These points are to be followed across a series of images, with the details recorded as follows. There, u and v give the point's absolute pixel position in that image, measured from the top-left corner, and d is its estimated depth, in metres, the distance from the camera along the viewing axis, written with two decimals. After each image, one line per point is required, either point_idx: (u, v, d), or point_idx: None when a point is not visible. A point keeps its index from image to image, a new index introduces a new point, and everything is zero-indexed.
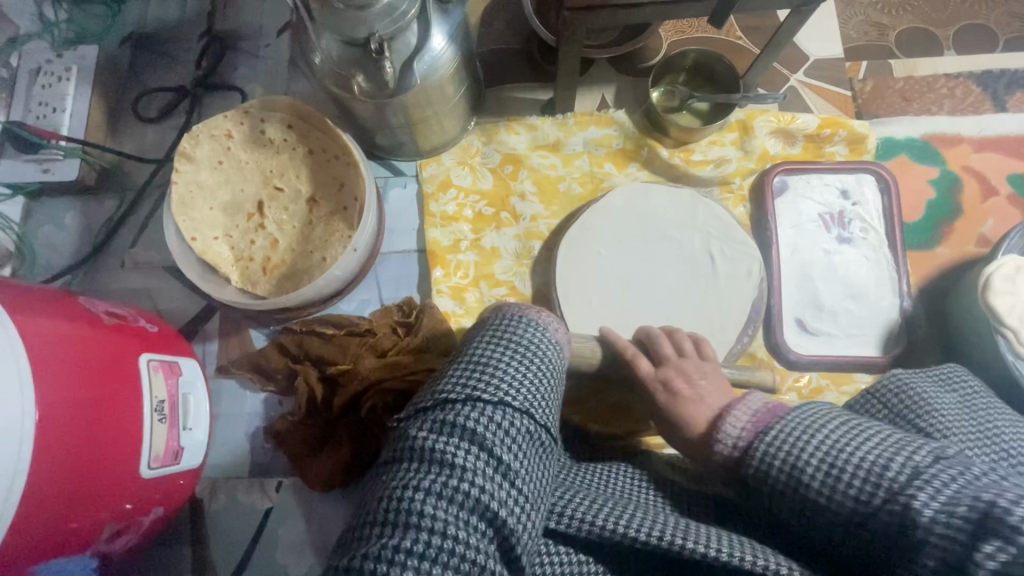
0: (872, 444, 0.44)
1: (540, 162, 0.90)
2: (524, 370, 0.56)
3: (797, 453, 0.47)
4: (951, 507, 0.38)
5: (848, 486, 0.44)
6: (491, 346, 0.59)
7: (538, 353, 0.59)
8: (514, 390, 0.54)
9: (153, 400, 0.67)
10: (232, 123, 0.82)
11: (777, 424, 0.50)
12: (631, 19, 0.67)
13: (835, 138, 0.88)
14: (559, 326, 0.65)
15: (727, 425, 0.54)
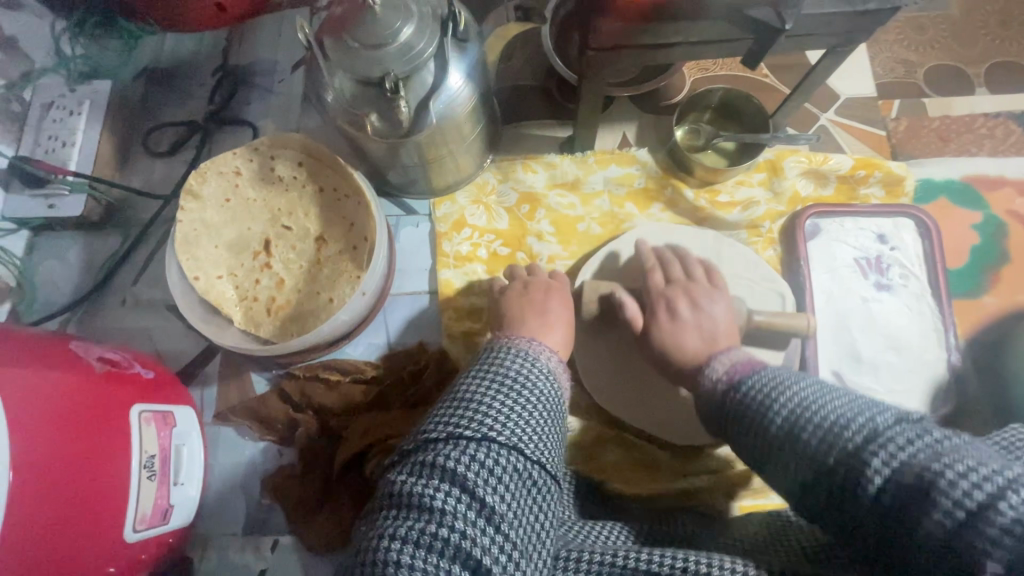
0: (843, 402, 0.45)
1: (559, 201, 0.86)
2: (508, 400, 0.51)
3: (782, 394, 0.49)
4: (899, 470, 0.39)
5: (808, 429, 0.45)
6: (479, 380, 0.54)
7: (527, 384, 0.54)
8: (500, 424, 0.49)
9: (144, 456, 0.63)
10: (241, 160, 0.79)
11: (752, 376, 0.53)
12: (658, 59, 0.63)
13: (869, 180, 0.84)
14: (551, 353, 0.59)
15: (715, 363, 0.58)
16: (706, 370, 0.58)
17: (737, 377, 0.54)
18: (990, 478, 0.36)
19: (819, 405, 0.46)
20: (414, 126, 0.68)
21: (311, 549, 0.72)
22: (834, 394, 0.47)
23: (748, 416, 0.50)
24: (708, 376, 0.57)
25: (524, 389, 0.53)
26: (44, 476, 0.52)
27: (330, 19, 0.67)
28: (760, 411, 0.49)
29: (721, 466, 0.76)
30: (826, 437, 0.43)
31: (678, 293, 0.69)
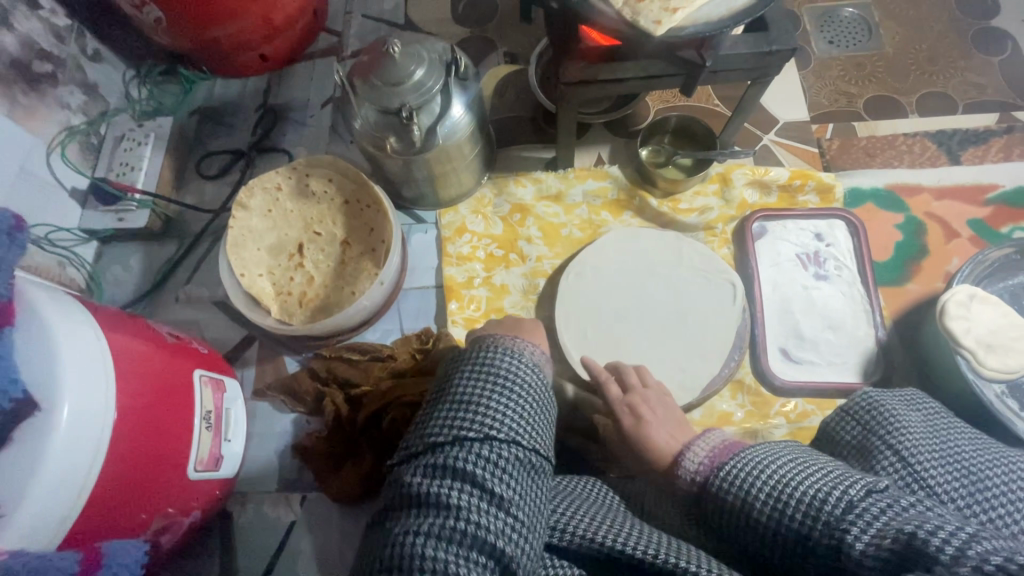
0: (818, 478, 0.51)
1: (545, 211, 1.02)
2: (501, 399, 0.59)
3: (752, 491, 0.53)
4: (877, 539, 0.44)
5: (787, 517, 0.50)
6: (472, 380, 0.61)
7: (516, 381, 0.62)
8: (498, 422, 0.57)
9: (203, 410, 0.77)
10: (281, 178, 0.96)
11: (731, 460, 0.57)
12: (617, 89, 0.80)
13: (805, 188, 0.99)
14: (534, 350, 0.67)
15: (688, 458, 0.61)
16: (680, 469, 0.62)
17: (710, 471, 0.59)
18: (956, 535, 0.41)
19: (795, 493, 0.51)
20: (425, 145, 0.85)
21: (338, 501, 0.85)
22: (799, 478, 0.51)
23: (737, 530, 0.55)
24: (685, 471, 0.61)
25: (514, 386, 0.61)
26: (141, 406, 0.66)
27: (358, 65, 0.85)
28: (743, 504, 0.54)
29: None
30: (814, 536, 0.48)
31: (636, 400, 0.77)
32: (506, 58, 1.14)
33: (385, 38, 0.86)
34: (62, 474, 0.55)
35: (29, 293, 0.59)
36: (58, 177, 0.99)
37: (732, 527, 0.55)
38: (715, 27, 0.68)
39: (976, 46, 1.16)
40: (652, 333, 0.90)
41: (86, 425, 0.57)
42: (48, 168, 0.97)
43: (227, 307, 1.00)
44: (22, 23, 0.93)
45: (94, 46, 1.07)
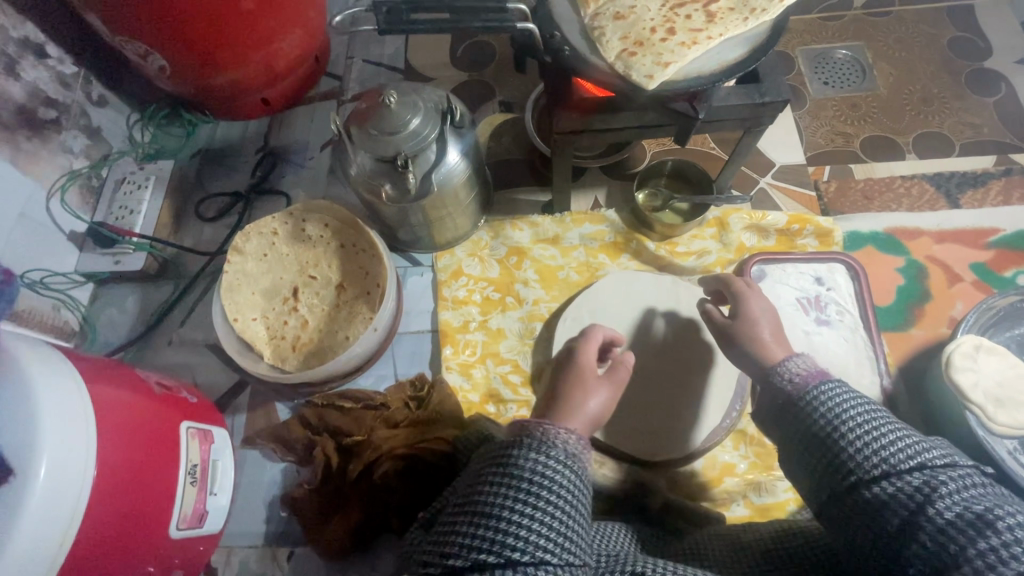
0: (913, 437, 0.52)
1: (542, 253, 1.02)
2: (547, 507, 0.52)
3: (839, 413, 0.55)
4: (961, 512, 0.45)
5: (850, 441, 0.53)
6: (499, 483, 0.53)
7: (559, 485, 0.53)
8: (532, 535, 0.50)
9: (189, 464, 0.75)
10: (278, 223, 0.96)
11: (831, 384, 0.58)
12: (610, 138, 0.81)
13: (803, 232, 0.99)
14: (568, 433, 0.57)
15: (791, 364, 0.62)
16: (777, 371, 0.63)
17: (806, 385, 0.59)
18: None
19: (875, 430, 0.53)
20: (420, 192, 0.86)
21: (326, 556, 0.82)
22: (883, 422, 0.53)
23: (799, 432, 0.57)
24: (781, 375, 0.62)
25: (557, 490, 0.52)
26: (125, 463, 0.64)
27: (354, 113, 0.86)
28: (824, 420, 0.55)
29: (687, 480, 0.85)
30: (858, 464, 0.52)
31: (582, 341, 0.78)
32: (501, 104, 1.15)
33: (382, 87, 0.87)
34: (36, 540, 0.53)
35: (12, 349, 0.58)
36: (56, 220, 0.99)
37: (795, 421, 0.58)
38: (706, 80, 0.69)
39: (970, 88, 1.17)
40: (651, 379, 0.88)
41: (66, 487, 0.55)
42: (47, 211, 0.98)
43: (220, 350, 0.99)
44: (29, 72, 0.95)
45: (100, 92, 1.09)
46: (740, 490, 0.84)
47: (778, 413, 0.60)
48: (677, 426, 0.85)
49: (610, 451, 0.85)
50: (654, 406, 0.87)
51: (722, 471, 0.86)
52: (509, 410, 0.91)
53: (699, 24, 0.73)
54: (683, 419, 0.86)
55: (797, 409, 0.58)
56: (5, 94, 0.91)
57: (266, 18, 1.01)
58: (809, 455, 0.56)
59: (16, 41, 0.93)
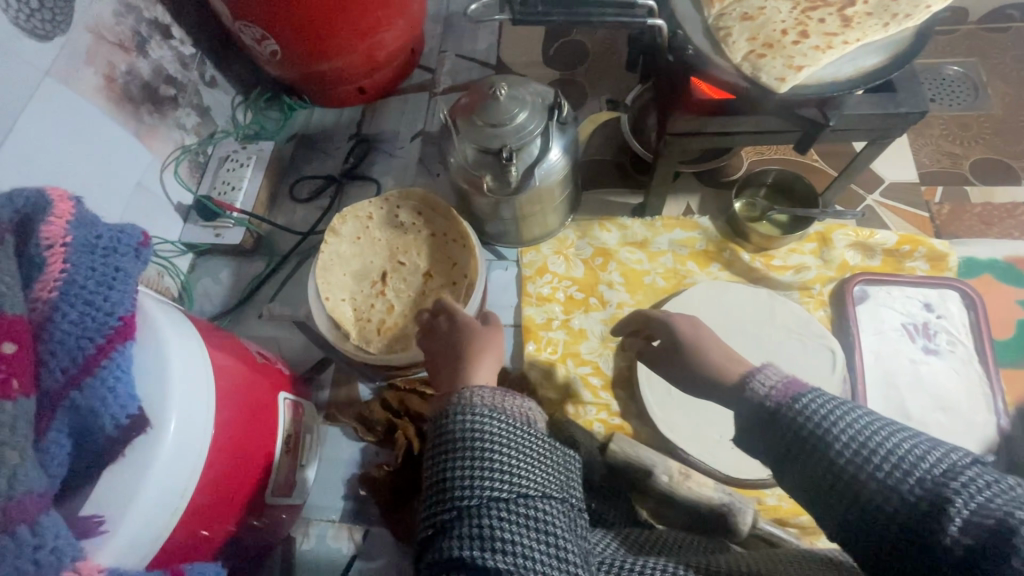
0: (908, 437, 0.45)
1: (628, 256, 1.00)
2: (493, 446, 0.55)
3: (828, 423, 0.48)
4: (980, 522, 0.39)
5: (841, 454, 0.46)
6: (456, 446, 0.55)
7: (490, 432, 0.56)
8: (495, 485, 0.53)
9: (284, 433, 0.78)
10: (374, 208, 0.99)
11: (813, 393, 0.50)
12: (725, 143, 0.78)
13: (914, 254, 0.93)
14: (482, 389, 0.59)
15: (759, 377, 0.53)
16: (749, 385, 0.54)
17: (791, 395, 0.51)
18: None
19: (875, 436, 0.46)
20: (521, 186, 0.85)
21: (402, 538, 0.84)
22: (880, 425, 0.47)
23: (797, 455, 0.49)
24: (755, 387, 0.53)
25: (486, 435, 0.55)
26: (233, 428, 0.66)
27: (459, 106, 0.87)
28: (815, 432, 0.48)
29: (775, 503, 0.82)
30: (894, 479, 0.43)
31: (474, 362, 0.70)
32: (608, 103, 1.14)
33: (488, 81, 0.88)
34: (160, 492, 0.55)
35: (149, 310, 0.61)
36: (167, 192, 1.05)
37: (792, 443, 0.49)
38: (841, 87, 0.66)
39: None
40: None
41: (188, 444, 0.58)
42: (160, 183, 1.04)
43: (307, 328, 1.02)
44: (155, 51, 1.00)
45: (212, 73, 1.14)
46: None
47: (766, 431, 0.52)
48: None
49: (696, 464, 0.83)
50: None
51: None
52: (588, 412, 0.90)
53: (834, 27, 0.70)
54: None
55: (796, 435, 0.49)
56: (134, 70, 0.96)
57: (374, 9, 1.04)
58: (807, 476, 0.48)
59: (148, 21, 0.99)
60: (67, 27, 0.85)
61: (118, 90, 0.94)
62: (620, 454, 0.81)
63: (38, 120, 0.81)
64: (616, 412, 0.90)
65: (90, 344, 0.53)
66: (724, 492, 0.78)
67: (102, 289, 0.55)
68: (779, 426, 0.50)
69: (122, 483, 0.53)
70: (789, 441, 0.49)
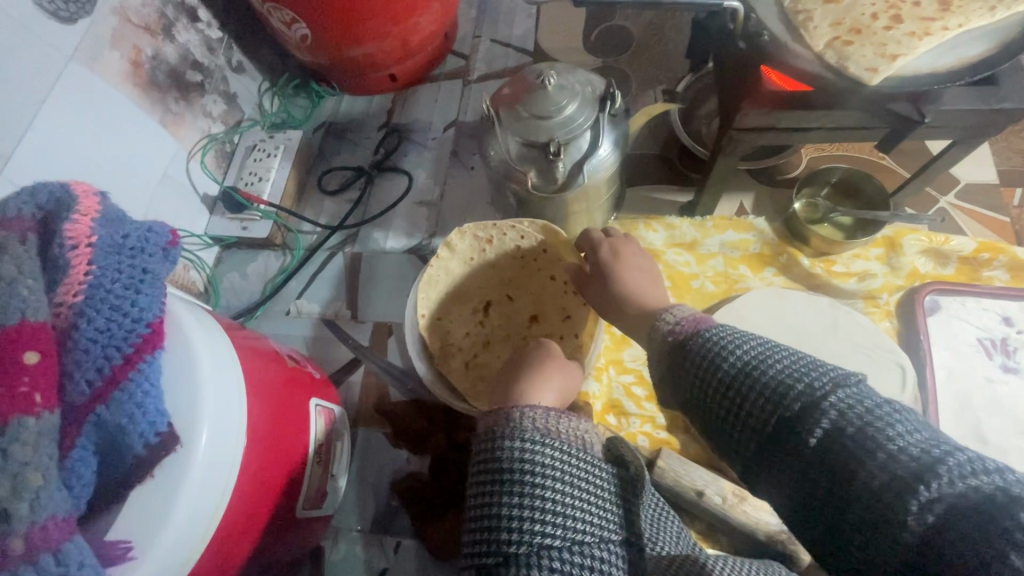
0: (794, 362, 0.48)
1: (675, 258, 0.93)
2: (546, 486, 0.49)
3: (722, 349, 0.51)
4: (838, 433, 0.42)
5: (725, 370, 0.49)
6: (504, 484, 0.50)
7: (543, 466, 0.50)
8: (546, 531, 0.48)
9: (315, 442, 0.74)
10: (498, 231, 0.89)
11: (716, 326, 0.53)
12: (794, 140, 0.72)
13: (993, 263, 0.86)
14: (534, 410, 0.53)
15: (670, 313, 0.58)
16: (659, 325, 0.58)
17: (686, 329, 0.55)
18: (924, 446, 0.40)
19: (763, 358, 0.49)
20: (567, 183, 0.80)
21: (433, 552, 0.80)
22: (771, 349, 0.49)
23: (683, 380, 0.53)
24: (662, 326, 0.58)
25: (539, 472, 0.50)
26: (263, 441, 0.62)
27: (501, 95, 0.81)
28: (711, 355, 0.51)
29: None
30: (776, 394, 0.46)
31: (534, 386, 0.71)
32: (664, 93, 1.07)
33: (533, 69, 0.82)
34: (190, 514, 0.51)
35: (178, 313, 0.57)
36: (193, 183, 1.01)
37: (676, 365, 0.54)
38: (939, 80, 0.59)
39: None
40: None
41: (220, 461, 0.54)
42: (187, 173, 1.00)
43: (335, 327, 0.98)
44: (182, 34, 0.96)
45: (239, 59, 1.10)
46: None
47: (662, 362, 0.56)
48: None
49: None
50: None
51: None
52: (632, 424, 0.84)
53: (930, 12, 0.64)
54: None
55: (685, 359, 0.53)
56: (160, 55, 0.92)
57: None
58: (696, 399, 0.52)
59: (174, 3, 0.94)
60: (92, 9, 0.81)
61: (143, 76, 0.90)
62: (669, 473, 0.76)
63: (62, 107, 0.77)
64: (662, 425, 0.84)
65: (118, 354, 0.50)
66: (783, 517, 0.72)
67: (129, 292, 0.51)
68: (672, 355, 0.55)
69: (151, 505, 0.49)
70: (679, 366, 0.54)
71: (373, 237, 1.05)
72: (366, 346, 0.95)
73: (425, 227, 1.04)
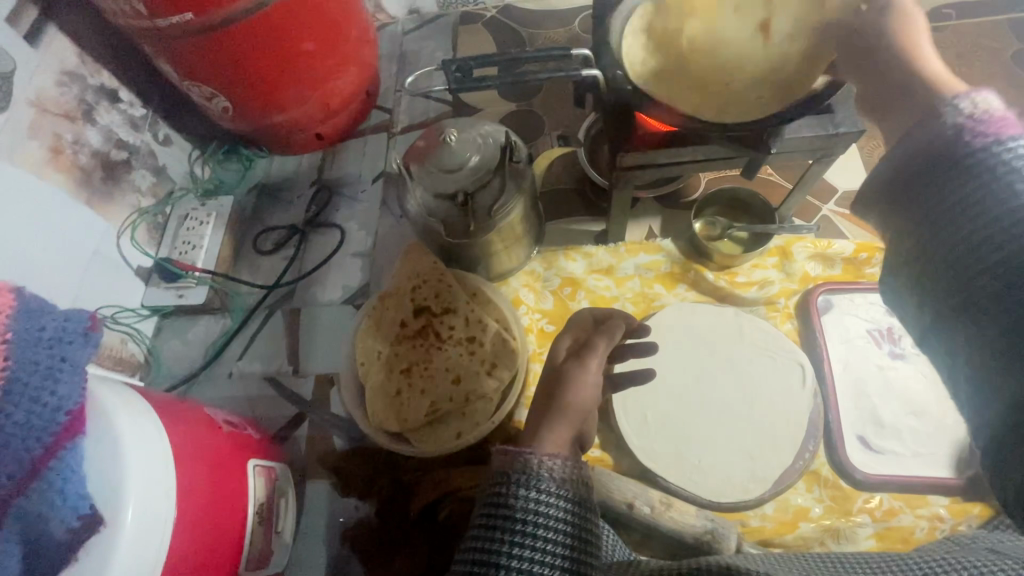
0: None
1: (596, 284, 1.00)
2: (546, 506, 0.52)
3: None
4: None
5: None
6: (511, 494, 0.53)
7: (554, 516, 0.52)
8: (530, 530, 0.51)
9: (255, 503, 0.76)
10: (432, 266, 0.94)
11: None
12: (677, 170, 0.80)
13: (872, 261, 0.96)
14: (552, 458, 0.55)
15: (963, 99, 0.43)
16: (942, 108, 0.44)
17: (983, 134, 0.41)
18: None
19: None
20: (480, 227, 0.86)
21: None
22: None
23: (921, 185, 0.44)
24: (947, 113, 0.43)
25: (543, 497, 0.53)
26: (198, 500, 0.65)
27: (413, 151, 0.87)
28: None
29: (758, 524, 0.81)
30: None
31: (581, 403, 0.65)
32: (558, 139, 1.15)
33: (440, 125, 0.88)
34: None
35: (98, 394, 0.60)
36: (125, 256, 1.03)
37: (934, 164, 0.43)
38: (778, 117, 0.69)
39: None
40: (719, 419, 0.85)
41: (147, 538, 0.56)
42: (118, 249, 1.02)
43: (279, 384, 1.00)
44: (103, 116, 0.99)
45: (166, 132, 1.13)
46: (817, 536, 0.80)
47: (912, 159, 0.44)
48: (748, 465, 0.82)
49: (675, 490, 0.82)
50: (724, 443, 0.84)
51: (795, 516, 0.81)
52: None
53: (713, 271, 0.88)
54: (754, 460, 0.82)
55: (951, 156, 0.42)
56: (82, 139, 0.95)
57: (325, 57, 1.05)
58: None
59: (93, 88, 0.98)
60: (9, 104, 0.84)
61: (66, 161, 0.92)
62: (601, 490, 0.80)
63: None
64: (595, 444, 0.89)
65: (38, 445, 0.52)
66: (707, 518, 0.78)
67: (48, 383, 0.53)
68: (926, 147, 0.44)
69: None
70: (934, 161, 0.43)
71: (311, 291, 1.08)
72: (309, 401, 0.98)
73: (361, 275, 1.09)
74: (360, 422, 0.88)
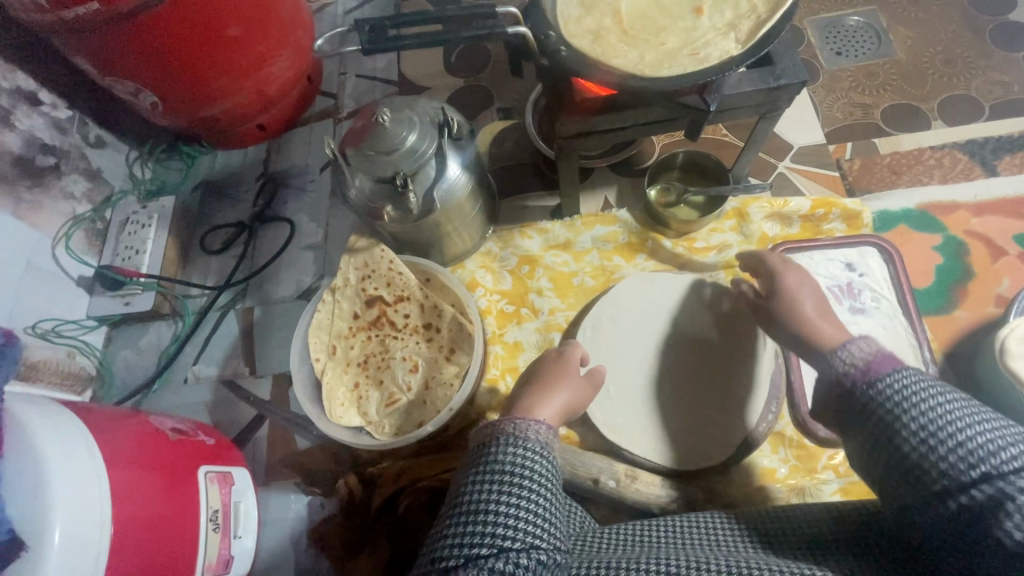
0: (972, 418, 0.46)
1: (554, 260, 0.98)
2: (535, 468, 0.53)
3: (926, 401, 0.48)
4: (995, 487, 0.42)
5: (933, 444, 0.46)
6: (503, 455, 0.54)
7: (536, 472, 0.53)
8: (522, 490, 0.51)
9: (209, 511, 0.73)
10: (381, 254, 0.89)
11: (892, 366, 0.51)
12: (620, 137, 0.77)
13: (829, 216, 0.95)
14: (537, 424, 0.58)
15: (846, 350, 0.55)
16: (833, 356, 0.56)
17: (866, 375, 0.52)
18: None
19: (927, 426, 0.46)
20: (424, 209, 0.83)
21: None
22: (915, 391, 0.49)
23: (857, 424, 0.52)
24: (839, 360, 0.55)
25: (530, 462, 0.54)
26: (138, 514, 0.63)
27: (349, 133, 0.83)
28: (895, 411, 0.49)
29: (726, 489, 0.81)
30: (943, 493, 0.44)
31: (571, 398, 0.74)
32: (500, 112, 1.12)
33: (377, 104, 0.84)
34: None
35: (18, 413, 0.57)
36: (64, 267, 0.99)
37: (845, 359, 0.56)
38: (716, 73, 0.65)
39: (996, 42, 1.10)
40: (680, 389, 0.84)
41: (76, 561, 0.54)
42: (54, 260, 0.97)
43: (236, 386, 0.97)
44: (24, 120, 0.93)
45: (97, 133, 1.07)
46: (783, 497, 0.80)
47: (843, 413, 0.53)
48: (711, 432, 0.81)
49: (639, 462, 0.82)
50: (685, 413, 0.83)
51: (762, 478, 0.81)
52: None
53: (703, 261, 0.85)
54: (716, 426, 0.82)
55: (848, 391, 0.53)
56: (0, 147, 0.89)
57: (253, 44, 1.00)
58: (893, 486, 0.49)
59: (8, 91, 0.91)
60: None
61: None
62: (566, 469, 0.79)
63: None
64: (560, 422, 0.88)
65: None
66: (672, 488, 0.78)
67: None
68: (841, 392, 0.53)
69: None
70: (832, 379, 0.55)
71: (263, 289, 1.05)
72: (268, 401, 0.95)
73: (313, 269, 1.06)
74: (315, 419, 0.86)
